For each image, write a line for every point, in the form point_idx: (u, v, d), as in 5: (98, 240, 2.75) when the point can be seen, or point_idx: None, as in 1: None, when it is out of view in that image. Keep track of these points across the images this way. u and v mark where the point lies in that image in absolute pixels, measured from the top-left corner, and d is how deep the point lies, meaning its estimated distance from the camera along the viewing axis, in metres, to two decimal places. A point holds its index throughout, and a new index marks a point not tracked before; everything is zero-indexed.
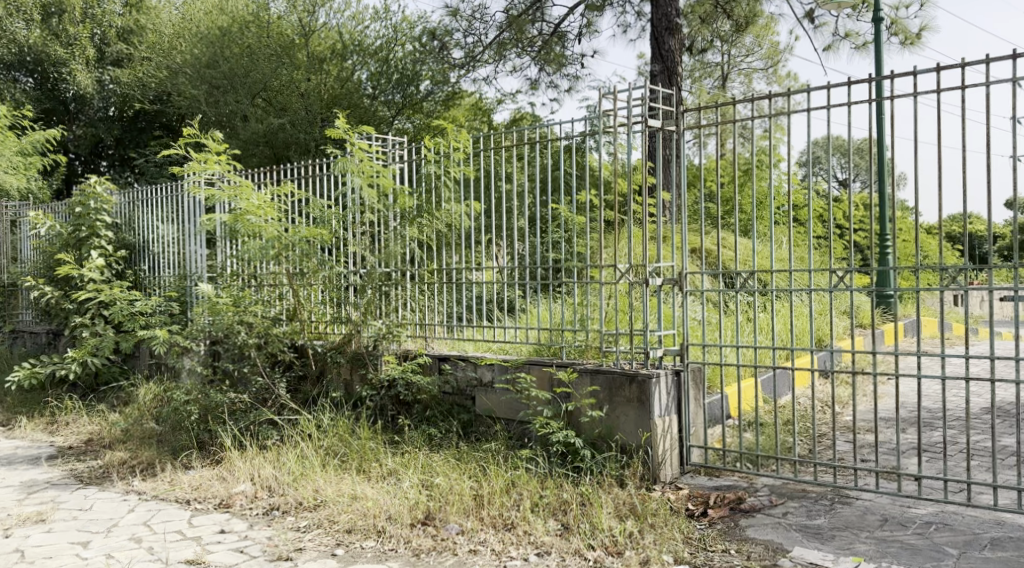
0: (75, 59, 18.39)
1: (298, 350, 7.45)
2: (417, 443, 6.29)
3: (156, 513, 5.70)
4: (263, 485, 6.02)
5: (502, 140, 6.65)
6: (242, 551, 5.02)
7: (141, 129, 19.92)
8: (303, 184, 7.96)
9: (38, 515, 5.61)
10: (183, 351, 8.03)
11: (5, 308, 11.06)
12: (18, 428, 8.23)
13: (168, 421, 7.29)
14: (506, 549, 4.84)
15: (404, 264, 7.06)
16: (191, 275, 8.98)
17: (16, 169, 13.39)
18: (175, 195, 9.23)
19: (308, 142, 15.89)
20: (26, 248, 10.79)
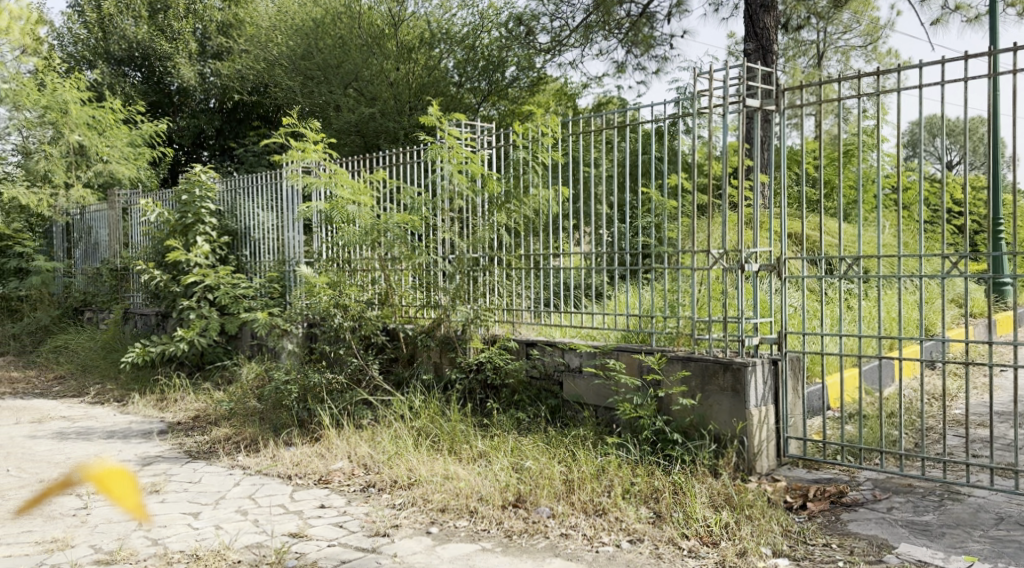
0: (179, 53, 19.22)
1: (391, 333, 7.66)
2: (506, 427, 6.33)
3: (260, 487, 5.93)
4: (359, 463, 6.20)
5: (592, 125, 6.58)
6: (341, 526, 5.18)
7: (240, 119, 20.32)
8: (396, 170, 8.06)
9: (151, 486, 5.91)
10: (282, 333, 8.31)
11: (118, 291, 11.67)
12: (132, 404, 8.68)
13: (269, 400, 7.56)
14: (598, 535, 4.83)
15: (491, 250, 7.07)
16: (290, 261, 9.24)
17: (128, 159, 14.06)
18: (275, 183, 9.51)
19: (397, 131, 16.11)
20: (137, 233, 11.36)
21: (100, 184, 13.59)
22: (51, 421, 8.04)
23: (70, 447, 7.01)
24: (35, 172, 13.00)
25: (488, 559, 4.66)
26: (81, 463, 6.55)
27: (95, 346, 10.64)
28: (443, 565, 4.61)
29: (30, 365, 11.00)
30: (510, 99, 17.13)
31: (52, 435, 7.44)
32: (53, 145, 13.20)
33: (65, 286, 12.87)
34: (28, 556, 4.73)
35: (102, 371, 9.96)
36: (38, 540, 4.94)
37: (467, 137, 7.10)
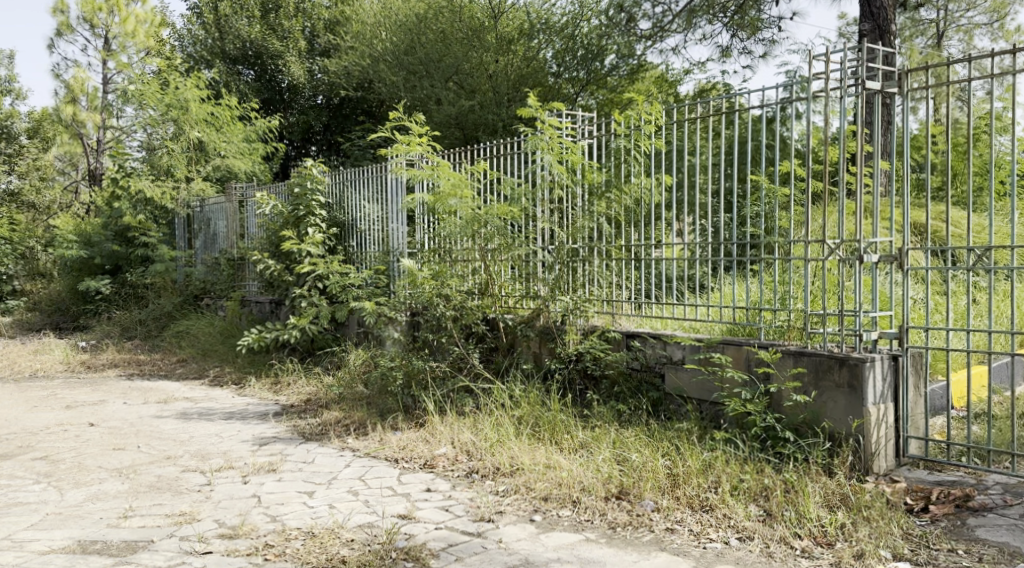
0: (289, 51, 20.06)
1: (490, 323, 7.72)
2: (606, 418, 6.29)
3: (369, 469, 6.10)
4: (463, 449, 6.29)
5: (693, 112, 6.43)
6: (447, 510, 5.27)
7: (345, 115, 20.71)
8: (495, 162, 8.08)
9: (268, 465, 6.16)
10: (387, 322, 8.50)
11: (235, 279, 12.23)
12: (248, 387, 9.08)
13: (375, 385, 7.76)
14: (706, 531, 4.76)
15: (592, 241, 7.01)
16: (394, 251, 9.43)
17: (243, 155, 14.67)
18: (380, 176, 9.73)
19: (495, 122, 16.24)
20: (252, 224, 11.85)
21: (218, 178, 14.30)
22: (175, 401, 8.48)
23: (193, 427, 7.37)
24: (159, 166, 13.78)
25: (592, 549, 4.66)
26: (203, 441, 6.88)
27: (214, 331, 11.13)
28: (548, 553, 4.64)
29: (155, 349, 11.63)
30: (609, 88, 16.98)
31: (177, 415, 7.84)
32: (174, 140, 13.88)
33: (185, 275, 13.28)
34: (158, 527, 4.99)
35: (221, 355, 10.44)
36: (167, 512, 5.21)
37: (567, 128, 7.06)
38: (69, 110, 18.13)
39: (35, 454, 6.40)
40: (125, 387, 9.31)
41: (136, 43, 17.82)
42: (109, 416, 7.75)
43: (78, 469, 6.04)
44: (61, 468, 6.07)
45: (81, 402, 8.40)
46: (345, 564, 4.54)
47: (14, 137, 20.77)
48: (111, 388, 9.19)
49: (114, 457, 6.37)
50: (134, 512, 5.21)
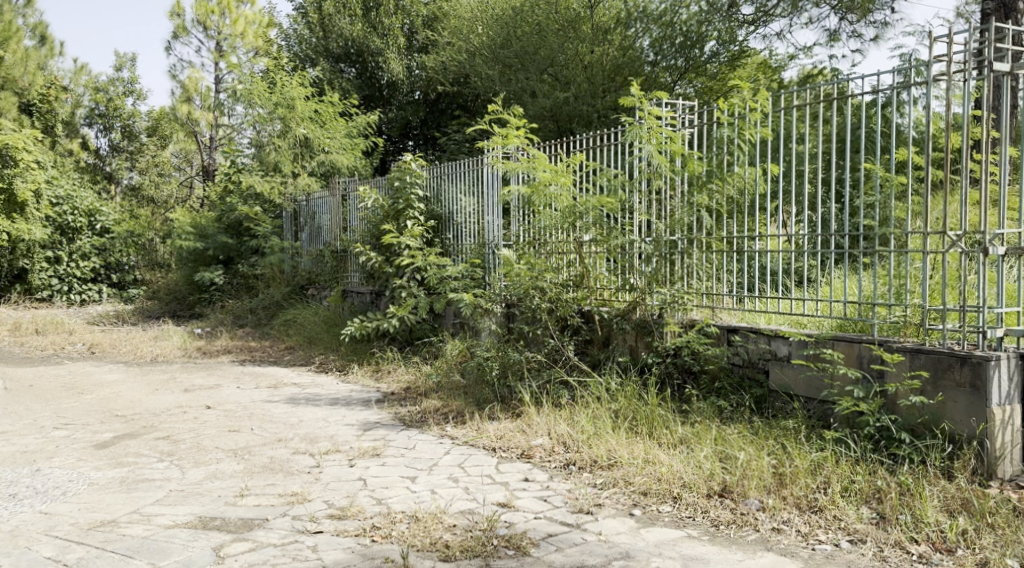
0: (389, 48, 20.33)
1: (585, 316, 7.70)
2: (707, 414, 6.18)
3: (468, 457, 6.18)
4: (559, 440, 6.30)
5: (797, 100, 6.21)
6: (546, 500, 5.29)
7: (441, 110, 21.06)
8: (592, 154, 7.99)
9: (373, 450, 6.32)
10: (485, 314, 8.57)
11: (338, 270, 12.58)
12: (351, 374, 9.36)
13: (472, 375, 7.84)
14: (814, 532, 4.64)
15: (690, 232, 6.85)
16: (490, 243, 9.48)
17: (346, 149, 15.06)
18: (476, 169, 9.81)
19: (590, 114, 16.07)
20: (354, 218, 12.18)
21: (322, 173, 14.69)
22: (284, 387, 8.78)
23: (301, 411, 7.62)
24: (268, 163, 14.49)
25: (695, 546, 4.60)
26: (311, 425, 7.10)
27: (318, 319, 11.47)
28: (648, 548, 4.60)
29: (265, 336, 12.09)
30: (708, 76, 16.61)
31: (286, 400, 8.11)
32: (281, 137, 14.48)
33: (293, 266, 13.72)
34: (272, 506, 5.18)
35: (325, 343, 10.76)
36: (280, 493, 5.41)
37: (667, 116, 6.96)
38: (184, 109, 19.03)
39: (158, 433, 6.73)
40: (237, 372, 9.70)
41: (244, 43, 18.51)
42: (224, 400, 8.09)
43: (197, 449, 6.32)
44: (181, 447, 6.37)
45: (197, 385, 8.79)
46: (448, 549, 4.62)
47: (134, 135, 21.91)
48: (225, 373, 9.61)
49: (230, 438, 6.65)
50: (250, 491, 5.43)
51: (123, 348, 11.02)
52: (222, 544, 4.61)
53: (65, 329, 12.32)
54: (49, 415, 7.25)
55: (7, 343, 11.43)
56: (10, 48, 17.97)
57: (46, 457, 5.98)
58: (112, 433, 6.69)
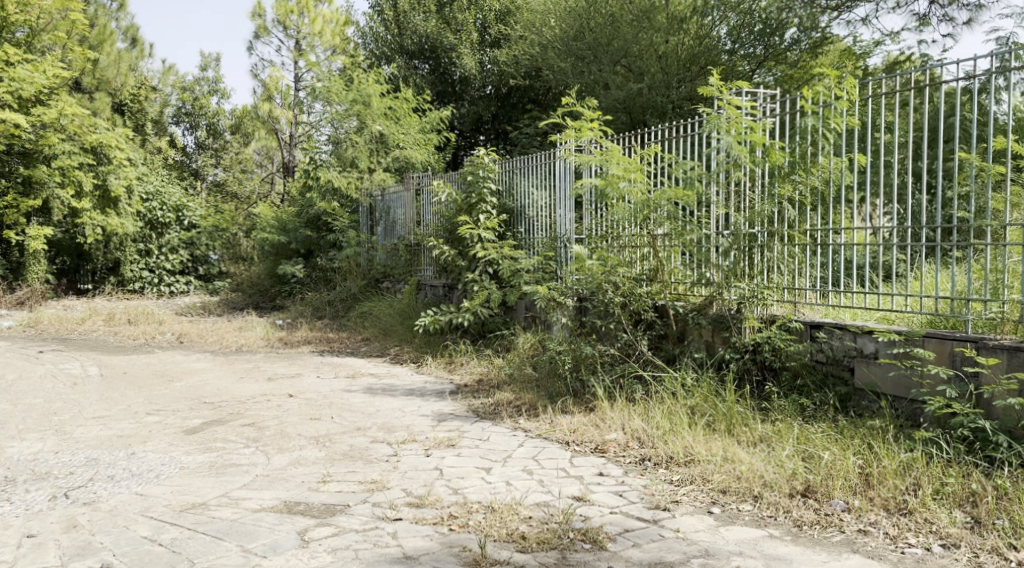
0: (462, 44, 20.48)
1: (660, 310, 7.58)
2: (788, 412, 6.07)
3: (542, 450, 6.19)
4: (634, 435, 6.25)
5: (886, 87, 6.03)
6: (621, 495, 5.26)
7: (512, 104, 20.92)
8: (667, 145, 7.84)
9: (448, 440, 6.38)
10: (556, 307, 8.33)
11: (412, 264, 12.72)
12: (426, 365, 9.49)
13: (545, 368, 7.85)
14: (903, 535, 4.53)
15: (771, 224, 6.70)
16: (562, 237, 9.42)
17: (420, 145, 15.32)
18: (548, 162, 9.79)
19: (664, 104, 16.02)
20: (428, 212, 12.32)
21: (397, 168, 14.90)
22: (361, 377, 8.94)
23: (379, 401, 7.75)
24: (345, 158, 14.72)
25: (777, 546, 4.52)
26: (388, 415, 7.22)
27: (393, 312, 11.64)
28: (728, 546, 4.54)
29: (342, 328, 12.34)
30: (788, 64, 16.47)
31: (363, 390, 8.27)
32: (358, 133, 14.82)
33: (369, 259, 13.94)
34: (352, 492, 5.29)
35: (400, 336, 10.91)
36: (359, 480, 5.51)
37: (749, 106, 6.81)
38: (265, 108, 19.67)
39: (244, 420, 6.93)
40: (317, 362, 9.92)
41: (322, 42, 18.87)
42: (304, 389, 8.28)
43: (280, 436, 6.48)
44: (266, 434, 6.55)
45: (279, 375, 9.02)
46: (525, 540, 4.64)
47: (218, 133, 22.57)
48: (305, 363, 9.84)
49: (311, 426, 6.80)
50: (332, 478, 5.54)
51: (210, 338, 11.39)
52: (306, 529, 4.72)
53: (155, 319, 12.78)
54: (142, 401, 7.53)
55: (101, 333, 11.93)
56: (105, 51, 18.72)
57: (140, 441, 6.21)
58: (201, 419, 6.92)
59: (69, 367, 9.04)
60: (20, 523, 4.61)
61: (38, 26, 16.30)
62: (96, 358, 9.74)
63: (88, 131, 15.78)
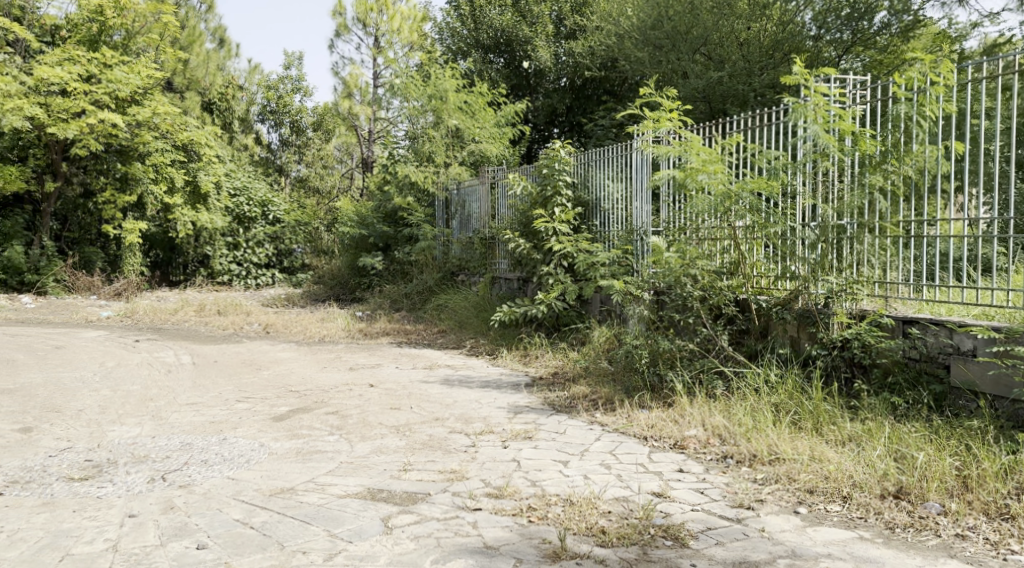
0: (538, 36, 20.44)
1: (741, 305, 7.39)
2: (879, 411, 5.89)
3: (619, 444, 6.14)
4: (714, 432, 6.14)
5: (986, 72, 5.77)
6: (703, 493, 5.19)
7: (587, 96, 20.92)
8: (750, 134, 7.65)
9: (525, 432, 6.39)
10: (633, 299, 8.21)
11: (487, 257, 12.76)
12: (501, 357, 9.54)
13: (620, 362, 7.76)
14: (1005, 541, 4.41)
15: (861, 215, 6.48)
16: (638, 230, 9.31)
17: (494, 139, 15.43)
18: (625, 154, 9.69)
19: (747, 93, 15.64)
20: (503, 206, 12.37)
21: (472, 162, 15.02)
22: (438, 368, 9.05)
23: (456, 392, 7.82)
24: (422, 153, 15.00)
25: (868, 548, 4.44)
26: (466, 406, 7.27)
27: (469, 305, 11.72)
28: (816, 547, 4.45)
29: (418, 320, 12.50)
30: (877, 49, 15.98)
31: (441, 381, 8.36)
32: (435, 129, 15.09)
33: (444, 252, 14.05)
34: (433, 482, 5.34)
35: (475, 328, 10.98)
36: (439, 469, 5.57)
37: (836, 93, 6.62)
38: (345, 105, 19.87)
39: (327, 408, 7.08)
40: (395, 353, 10.07)
41: (401, 38, 19.14)
42: (384, 379, 8.41)
43: (363, 424, 6.60)
44: (349, 422, 6.67)
45: (360, 365, 9.19)
46: (605, 534, 4.62)
47: (301, 130, 22.77)
48: (384, 354, 10.00)
49: (392, 415, 6.90)
50: (413, 466, 5.62)
51: (294, 328, 11.68)
52: (390, 516, 4.79)
53: (242, 310, 13.17)
54: (232, 388, 7.76)
55: (192, 323, 12.35)
56: (195, 51, 19.43)
57: (231, 427, 6.40)
58: (288, 407, 7.09)
59: (163, 355, 9.38)
60: (122, 502, 4.81)
61: (134, 29, 16.90)
62: (187, 347, 10.08)
63: (180, 129, 16.41)
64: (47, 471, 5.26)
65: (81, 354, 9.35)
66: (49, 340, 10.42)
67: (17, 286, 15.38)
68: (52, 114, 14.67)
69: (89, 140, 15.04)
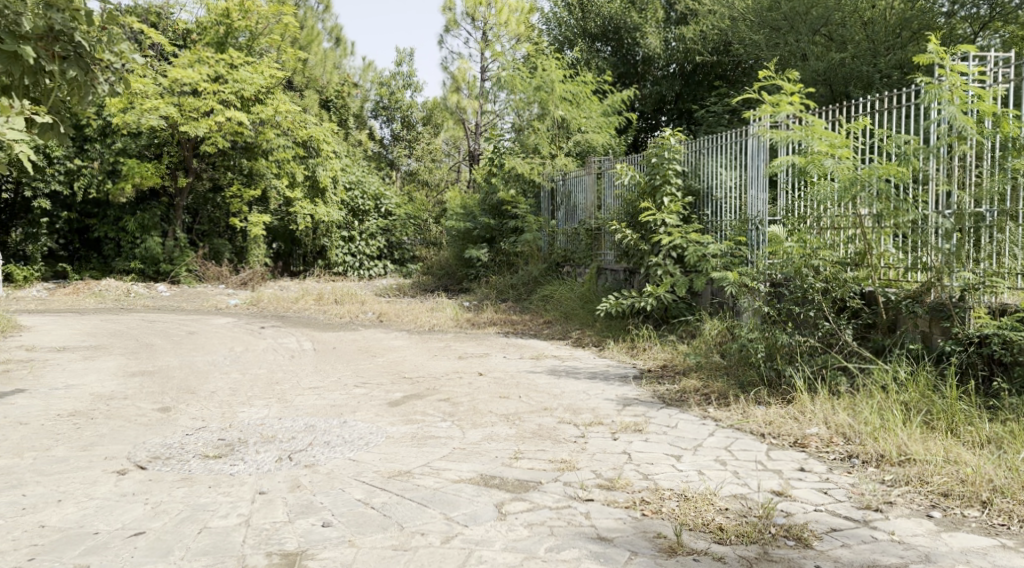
0: (648, 23, 20.05)
1: (867, 298, 7.08)
2: (1021, 411, 5.56)
3: (734, 440, 5.97)
4: (838, 431, 5.90)
5: None
6: (826, 493, 4.99)
7: (697, 82, 20.59)
8: (877, 118, 7.28)
9: (635, 425, 6.30)
10: (747, 292, 7.86)
11: (592, 248, 12.62)
12: (608, 349, 9.46)
13: (734, 356, 7.59)
14: None
15: (1002, 203, 6.10)
16: (753, 219, 9.05)
17: (601, 129, 15.34)
18: (738, 142, 9.43)
19: (871, 74, 15.02)
20: (609, 196, 12.25)
21: (578, 153, 15.00)
22: (545, 359, 9.05)
23: (564, 383, 7.80)
24: (527, 145, 15.00)
25: (1011, 558, 4.20)
26: (574, 397, 7.24)
27: (574, 296, 11.66)
28: (953, 554, 4.25)
29: (525, 310, 12.51)
30: (1018, 24, 14.88)
31: (548, 371, 8.35)
32: (541, 121, 15.08)
33: (550, 243, 14.02)
34: (544, 470, 5.33)
35: (581, 319, 10.91)
36: (550, 458, 5.55)
37: (976, 72, 6.24)
38: (453, 99, 20.11)
39: (440, 395, 7.18)
40: (503, 343, 10.13)
41: (508, 31, 19.18)
42: (493, 367, 8.48)
43: (473, 412, 6.66)
44: (461, 409, 6.75)
45: (469, 353, 9.29)
46: (723, 532, 4.50)
47: (411, 125, 23.44)
48: (492, 343, 10.07)
49: (501, 404, 6.94)
50: (524, 455, 5.62)
51: (405, 317, 11.92)
52: (503, 502, 4.81)
53: (357, 299, 13.54)
54: (350, 374, 7.98)
55: (311, 310, 12.79)
56: (313, 51, 20.06)
57: (350, 410, 6.57)
58: (402, 393, 7.23)
59: (286, 341, 9.73)
60: (252, 480, 4.99)
61: (257, 30, 17.58)
62: (307, 334, 10.42)
63: (300, 126, 17.01)
64: (184, 448, 5.53)
65: (212, 339, 9.80)
66: (182, 325, 10.99)
67: (155, 275, 16.37)
68: (185, 114, 15.37)
69: (217, 138, 15.71)
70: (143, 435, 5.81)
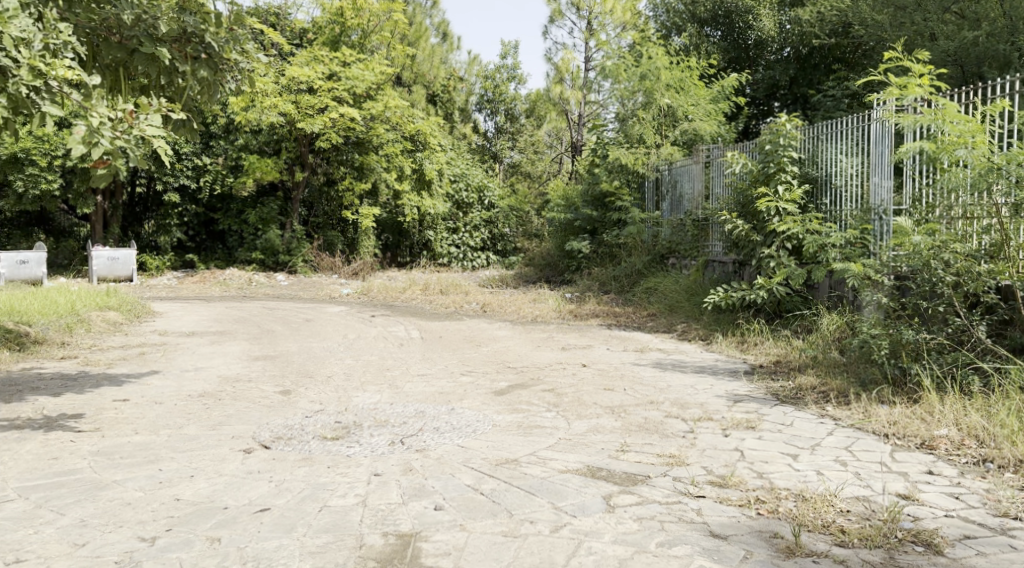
0: (761, 5, 19.62)
1: (1004, 292, 6.64)
2: None
3: (856, 440, 5.72)
4: (970, 433, 5.58)
5: None
6: (958, 498, 4.72)
7: (814, 66, 19.78)
8: (1017, 101, 6.82)
9: (747, 421, 6.13)
10: (870, 284, 7.59)
11: (699, 240, 12.34)
12: (716, 343, 9.24)
13: (855, 352, 7.28)
14: None
15: None
16: (876, 208, 8.64)
17: (709, 116, 15.04)
18: (861, 126, 9.02)
19: (1009, 53, 14.17)
20: (718, 185, 11.99)
21: (685, 142, 14.68)
22: (649, 351, 8.91)
23: (671, 376, 7.66)
24: (631, 135, 14.65)
25: None
26: (682, 391, 7.09)
27: (679, 289, 11.44)
28: None
29: (628, 303, 12.34)
30: None
31: (653, 364, 8.22)
32: (645, 109, 14.76)
33: (653, 235, 13.73)
34: (653, 464, 5.24)
35: (687, 312, 10.70)
36: (658, 452, 5.45)
37: None
38: (557, 90, 20.16)
39: (544, 385, 7.16)
40: (607, 335, 10.03)
41: (614, 20, 18.96)
42: (597, 359, 8.42)
43: (578, 403, 6.61)
44: (565, 400, 6.72)
45: (573, 345, 9.25)
46: (845, 534, 4.31)
47: (515, 118, 23.35)
48: (596, 335, 10.00)
49: (608, 396, 6.87)
50: (632, 448, 5.54)
51: (509, 308, 11.97)
52: (612, 494, 4.75)
53: (462, 290, 13.68)
54: (457, 363, 8.07)
55: (419, 300, 13.02)
56: (421, 47, 20.48)
57: (457, 398, 6.64)
58: (507, 382, 7.26)
59: (395, 330, 9.93)
60: (368, 462, 5.10)
61: (369, 28, 17.97)
62: (416, 323, 10.60)
63: (409, 120, 17.20)
64: (303, 430, 5.70)
65: (326, 327, 10.09)
66: (299, 313, 11.38)
67: (274, 265, 16.99)
68: (302, 111, 15.87)
69: (331, 134, 16.16)
70: (267, 416, 6.02)
